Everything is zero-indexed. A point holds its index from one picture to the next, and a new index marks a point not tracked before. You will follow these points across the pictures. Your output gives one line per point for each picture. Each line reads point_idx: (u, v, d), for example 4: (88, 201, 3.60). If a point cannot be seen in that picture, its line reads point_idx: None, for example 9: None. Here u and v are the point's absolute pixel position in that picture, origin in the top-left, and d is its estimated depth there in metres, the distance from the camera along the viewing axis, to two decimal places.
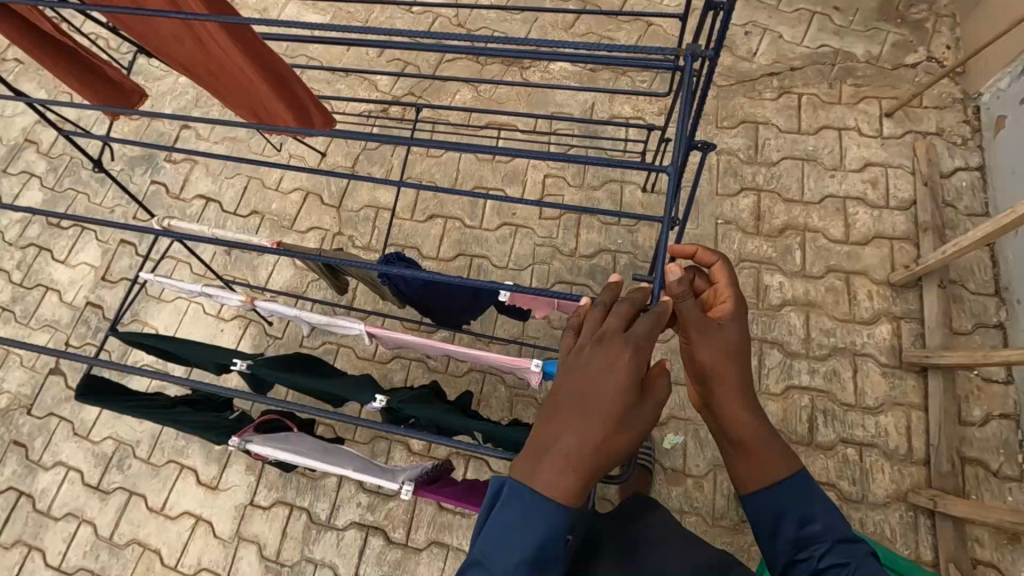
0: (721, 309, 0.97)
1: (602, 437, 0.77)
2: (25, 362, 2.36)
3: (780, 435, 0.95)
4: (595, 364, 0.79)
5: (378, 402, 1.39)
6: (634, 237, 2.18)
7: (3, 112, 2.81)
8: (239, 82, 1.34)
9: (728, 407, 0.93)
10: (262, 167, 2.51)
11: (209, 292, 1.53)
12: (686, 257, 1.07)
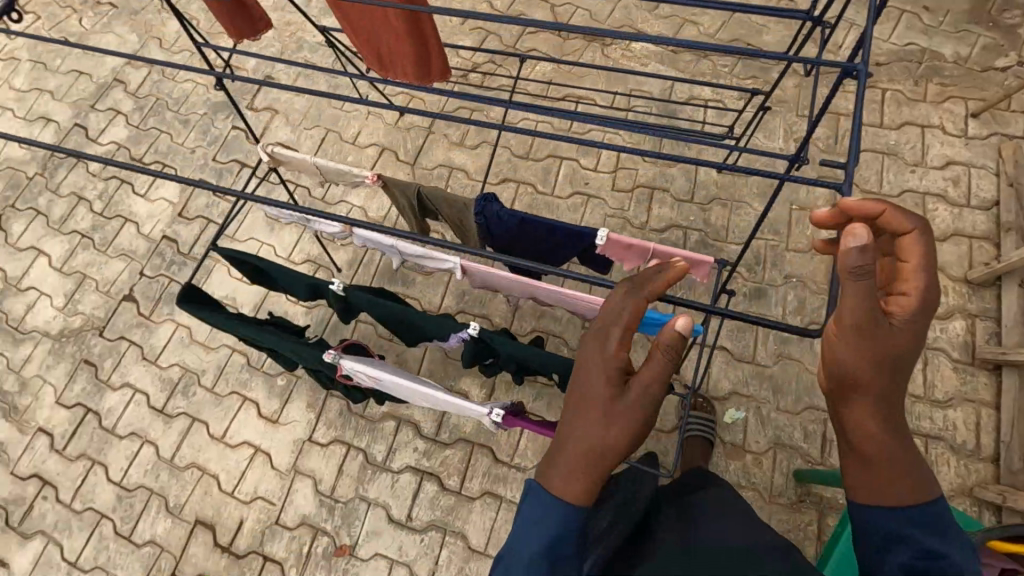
0: (902, 300, 0.74)
1: (598, 427, 0.80)
2: (101, 287, 2.45)
3: (909, 441, 0.77)
4: (587, 356, 0.84)
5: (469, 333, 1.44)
6: (706, 216, 2.20)
7: (96, 53, 2.92)
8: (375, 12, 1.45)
9: (860, 413, 0.77)
10: (340, 122, 2.58)
11: (310, 218, 1.59)
12: (875, 215, 0.79)
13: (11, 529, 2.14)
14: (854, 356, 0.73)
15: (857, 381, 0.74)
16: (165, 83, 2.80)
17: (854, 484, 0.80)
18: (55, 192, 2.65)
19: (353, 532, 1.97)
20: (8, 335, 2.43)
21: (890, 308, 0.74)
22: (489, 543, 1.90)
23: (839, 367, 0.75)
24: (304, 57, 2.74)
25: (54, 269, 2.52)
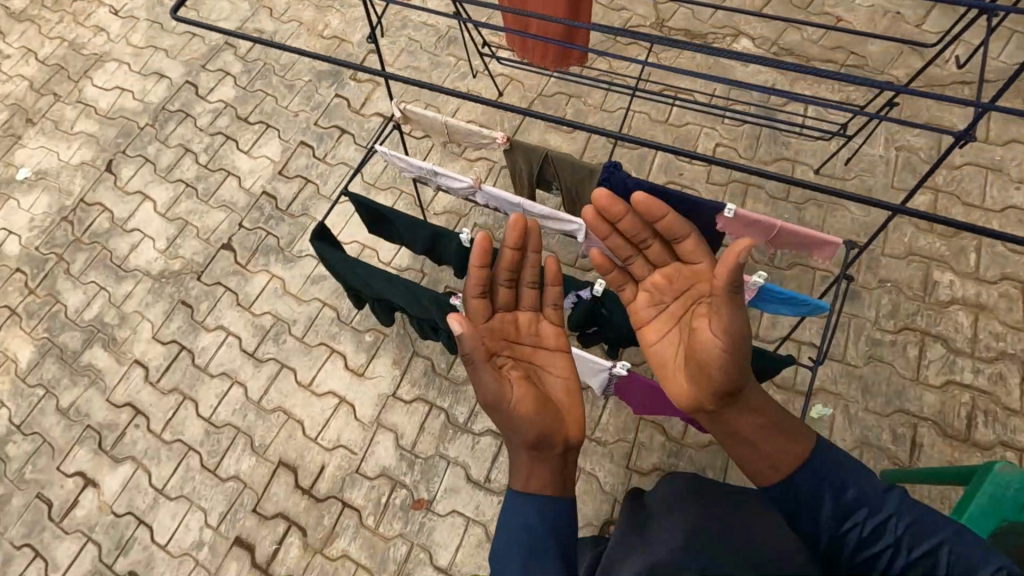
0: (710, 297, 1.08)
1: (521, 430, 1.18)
2: (201, 234, 2.57)
3: (777, 412, 1.07)
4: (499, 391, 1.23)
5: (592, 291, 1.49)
6: (801, 215, 2.21)
7: (210, 17, 3.08)
8: None
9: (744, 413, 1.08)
10: (440, 97, 2.67)
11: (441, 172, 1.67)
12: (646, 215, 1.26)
13: (103, 453, 2.24)
14: (727, 350, 1.05)
15: (726, 373, 1.06)
16: (272, 49, 2.94)
17: (761, 470, 1.06)
18: (164, 142, 2.79)
19: (432, 488, 2.02)
20: (112, 271, 2.56)
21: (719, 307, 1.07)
22: None
23: (717, 365, 1.06)
24: (408, 33, 2.85)
25: (159, 213, 2.64)
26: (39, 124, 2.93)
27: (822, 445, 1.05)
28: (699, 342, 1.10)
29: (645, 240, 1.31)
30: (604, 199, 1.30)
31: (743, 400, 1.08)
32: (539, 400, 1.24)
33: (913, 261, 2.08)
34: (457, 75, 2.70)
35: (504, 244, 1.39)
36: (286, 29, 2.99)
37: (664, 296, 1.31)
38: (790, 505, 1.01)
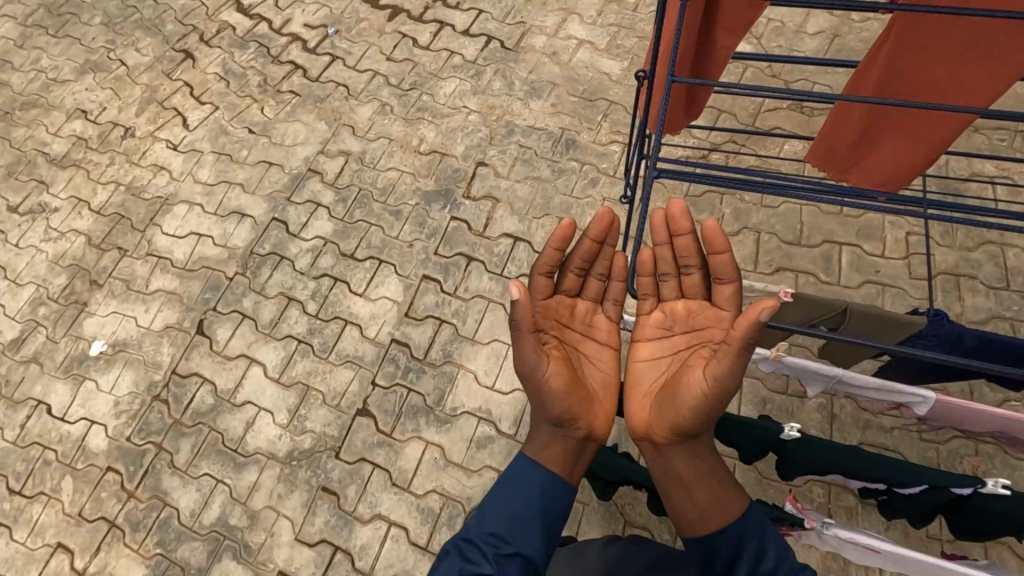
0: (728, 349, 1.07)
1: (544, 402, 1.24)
2: (328, 400, 2.20)
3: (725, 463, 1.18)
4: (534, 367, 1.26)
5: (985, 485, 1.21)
6: None
7: (286, 143, 2.80)
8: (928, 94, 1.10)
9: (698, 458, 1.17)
10: (574, 209, 2.42)
11: None
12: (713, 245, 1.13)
13: None
14: (708, 396, 1.10)
15: (703, 417, 1.11)
16: (366, 172, 2.65)
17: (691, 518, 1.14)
18: (261, 293, 2.45)
19: None
20: (228, 458, 2.16)
21: (732, 367, 1.07)
22: None
23: (692, 410, 1.11)
24: (517, 142, 2.60)
25: (272, 379, 2.27)
26: (107, 287, 2.56)
27: (753, 509, 1.12)
28: (682, 380, 1.15)
29: (687, 267, 1.20)
30: (677, 215, 1.15)
31: (695, 439, 1.17)
32: (574, 386, 1.27)
33: None
34: (586, 183, 2.46)
35: (585, 234, 1.32)
36: (375, 147, 2.71)
37: (672, 325, 1.24)
38: (710, 551, 1.11)
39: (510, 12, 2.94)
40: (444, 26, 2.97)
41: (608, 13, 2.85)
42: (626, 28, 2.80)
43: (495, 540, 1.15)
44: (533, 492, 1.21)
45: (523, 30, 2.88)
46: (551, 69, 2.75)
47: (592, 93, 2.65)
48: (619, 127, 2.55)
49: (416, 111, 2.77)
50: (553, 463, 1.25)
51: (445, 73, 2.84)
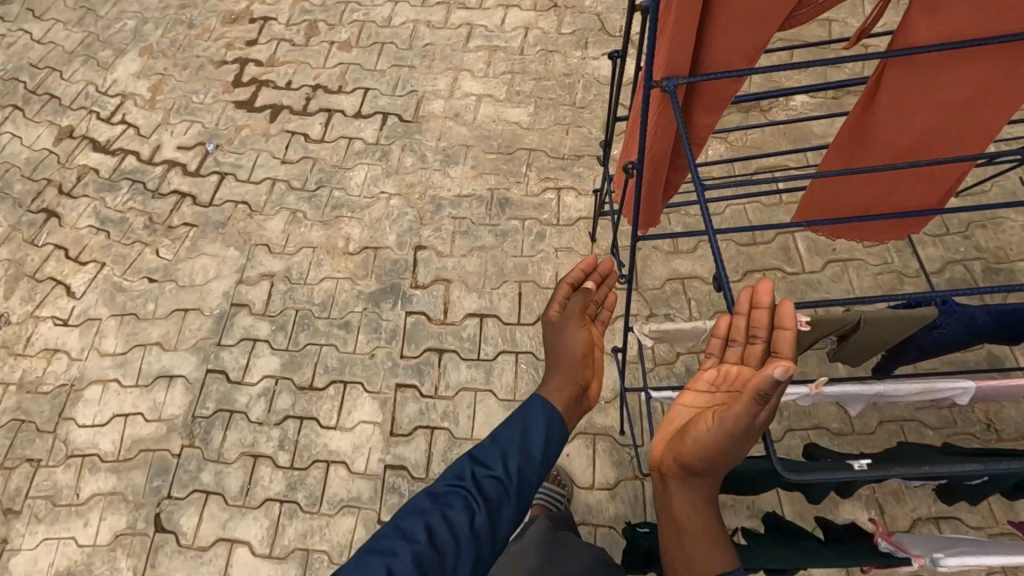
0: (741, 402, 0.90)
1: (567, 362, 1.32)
2: (337, 559, 1.94)
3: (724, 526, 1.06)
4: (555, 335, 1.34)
5: None
6: (974, 242, 2.10)
7: (197, 282, 2.49)
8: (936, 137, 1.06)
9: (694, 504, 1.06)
10: (530, 268, 2.32)
11: None
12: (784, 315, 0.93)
13: None
14: (717, 442, 0.95)
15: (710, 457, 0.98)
16: (298, 289, 2.42)
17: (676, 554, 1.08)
18: (219, 460, 2.14)
19: None
20: None
21: (738, 424, 0.90)
22: None
23: (701, 446, 0.99)
24: (449, 215, 2.47)
25: (263, 557, 1.97)
26: (27, 512, 2.13)
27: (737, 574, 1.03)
28: (695, 420, 1.02)
29: (755, 334, 0.98)
30: (764, 290, 0.97)
31: (704, 478, 1.03)
32: (585, 362, 1.34)
33: None
34: (533, 239, 2.37)
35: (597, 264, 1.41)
36: (299, 260, 2.48)
37: (719, 384, 1.03)
38: None
39: (398, 84, 2.82)
40: (333, 113, 2.79)
41: (497, 61, 2.80)
42: (520, 72, 2.76)
43: (505, 453, 1.26)
44: (539, 428, 1.28)
45: (417, 99, 2.77)
46: (459, 131, 2.66)
47: (509, 145, 2.58)
48: (546, 173, 2.49)
49: (332, 209, 2.57)
50: (559, 402, 1.31)
51: (351, 162, 2.66)
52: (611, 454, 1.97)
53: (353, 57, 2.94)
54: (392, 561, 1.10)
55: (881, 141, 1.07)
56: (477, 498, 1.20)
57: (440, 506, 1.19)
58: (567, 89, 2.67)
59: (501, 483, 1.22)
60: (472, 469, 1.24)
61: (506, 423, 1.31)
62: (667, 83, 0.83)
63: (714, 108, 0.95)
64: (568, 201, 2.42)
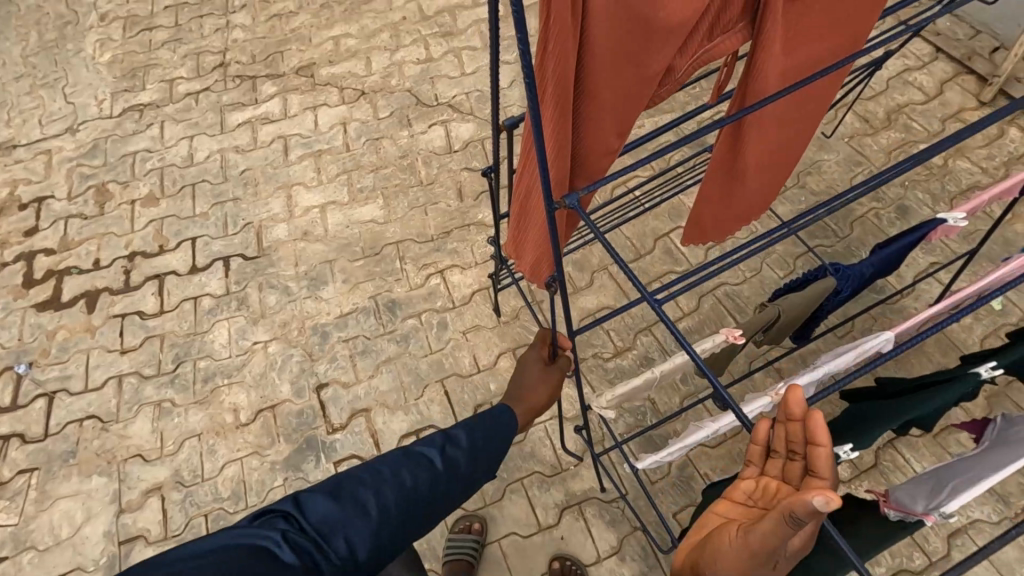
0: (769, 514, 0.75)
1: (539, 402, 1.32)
2: None
3: None
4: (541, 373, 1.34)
5: (984, 370, 1.20)
6: (809, 187, 2.34)
7: (63, 536, 2.00)
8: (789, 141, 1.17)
9: None
10: (446, 362, 2.18)
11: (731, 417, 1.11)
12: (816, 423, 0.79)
13: None
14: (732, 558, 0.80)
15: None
16: (198, 490, 2.04)
17: None
18: None
19: None
20: None
21: (764, 538, 0.75)
22: None
23: (714, 563, 0.84)
24: (339, 339, 2.26)
25: None
26: None
27: None
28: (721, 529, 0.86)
29: (794, 448, 0.83)
30: (793, 397, 0.83)
31: None
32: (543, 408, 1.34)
33: (900, 155, 2.37)
34: (436, 330, 2.24)
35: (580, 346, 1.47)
36: (186, 455, 2.10)
37: (755, 496, 0.87)
38: None
39: (228, 222, 2.55)
40: (164, 277, 2.44)
41: (326, 165, 2.65)
42: (354, 168, 2.63)
43: (477, 442, 1.16)
44: (502, 437, 1.21)
45: (256, 230, 2.52)
46: (316, 249, 2.45)
47: (373, 245, 2.44)
48: (423, 259, 2.39)
49: (204, 382, 2.22)
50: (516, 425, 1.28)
51: (206, 323, 2.33)
52: (603, 515, 1.89)
53: (164, 210, 2.61)
54: (347, 496, 1.02)
55: (752, 159, 1.14)
56: (444, 458, 1.11)
57: (408, 459, 1.09)
58: (409, 171, 2.60)
59: (466, 457, 1.14)
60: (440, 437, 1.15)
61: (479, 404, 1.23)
62: (566, 200, 0.88)
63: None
64: (455, 280, 2.33)
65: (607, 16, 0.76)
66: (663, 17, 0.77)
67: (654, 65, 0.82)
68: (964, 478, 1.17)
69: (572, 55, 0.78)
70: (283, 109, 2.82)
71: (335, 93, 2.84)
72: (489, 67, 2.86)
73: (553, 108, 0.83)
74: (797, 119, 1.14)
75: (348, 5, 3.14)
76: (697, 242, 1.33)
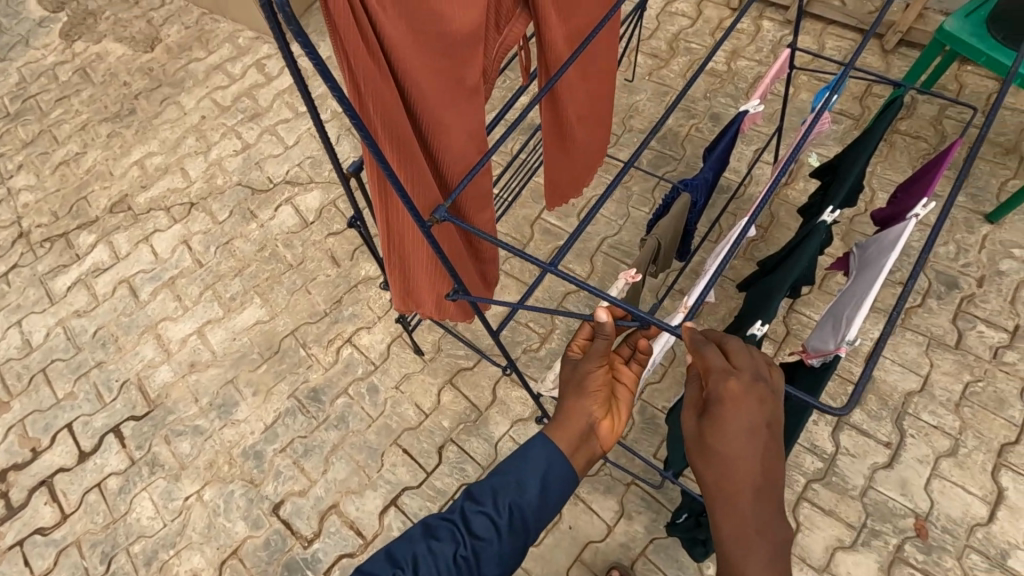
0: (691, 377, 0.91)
1: (574, 409, 1.06)
2: None
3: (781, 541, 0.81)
4: (568, 378, 1.10)
5: (828, 216, 1.40)
6: (637, 127, 2.57)
7: None
8: (595, 84, 1.27)
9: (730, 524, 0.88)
10: (392, 421, 2.12)
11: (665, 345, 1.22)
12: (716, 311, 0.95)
13: None
14: (692, 440, 0.86)
15: (712, 476, 0.83)
16: None
17: None
18: None
19: (902, 506, 1.80)
20: None
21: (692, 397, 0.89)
22: (918, 373, 1.97)
23: None
24: (275, 452, 2.11)
25: None
26: None
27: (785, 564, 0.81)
28: None
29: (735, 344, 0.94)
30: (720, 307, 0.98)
31: None
32: (584, 408, 1.06)
33: (694, 74, 2.68)
34: (369, 397, 2.17)
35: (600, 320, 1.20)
36: None
37: None
38: None
39: (101, 389, 2.30)
40: (53, 479, 2.15)
41: (185, 288, 2.47)
42: (214, 280, 2.48)
43: (507, 498, 1.00)
44: (534, 480, 1.01)
45: (137, 386, 2.29)
46: (211, 375, 2.28)
47: (270, 344, 2.31)
48: (326, 336, 2.30)
49: (148, 563, 1.98)
50: (563, 438, 1.04)
51: (121, 505, 2.08)
52: (597, 488, 1.94)
53: (21, 411, 2.29)
54: None
55: (571, 110, 1.23)
56: (465, 535, 0.97)
57: (426, 538, 0.97)
58: (274, 259, 2.50)
59: (497, 530, 0.97)
60: (466, 503, 1.01)
61: (517, 451, 1.04)
62: (437, 216, 0.92)
63: (481, 205, 1.07)
64: (366, 341, 2.28)
65: (410, 49, 0.79)
66: (458, 28, 0.81)
67: (471, 76, 0.89)
68: (850, 301, 1.37)
69: (391, 95, 0.80)
70: (112, 254, 2.59)
71: (162, 215, 2.66)
72: (310, 131, 2.82)
73: (394, 148, 0.85)
74: (593, 69, 1.24)
75: (137, 124, 2.95)
76: (559, 206, 1.42)
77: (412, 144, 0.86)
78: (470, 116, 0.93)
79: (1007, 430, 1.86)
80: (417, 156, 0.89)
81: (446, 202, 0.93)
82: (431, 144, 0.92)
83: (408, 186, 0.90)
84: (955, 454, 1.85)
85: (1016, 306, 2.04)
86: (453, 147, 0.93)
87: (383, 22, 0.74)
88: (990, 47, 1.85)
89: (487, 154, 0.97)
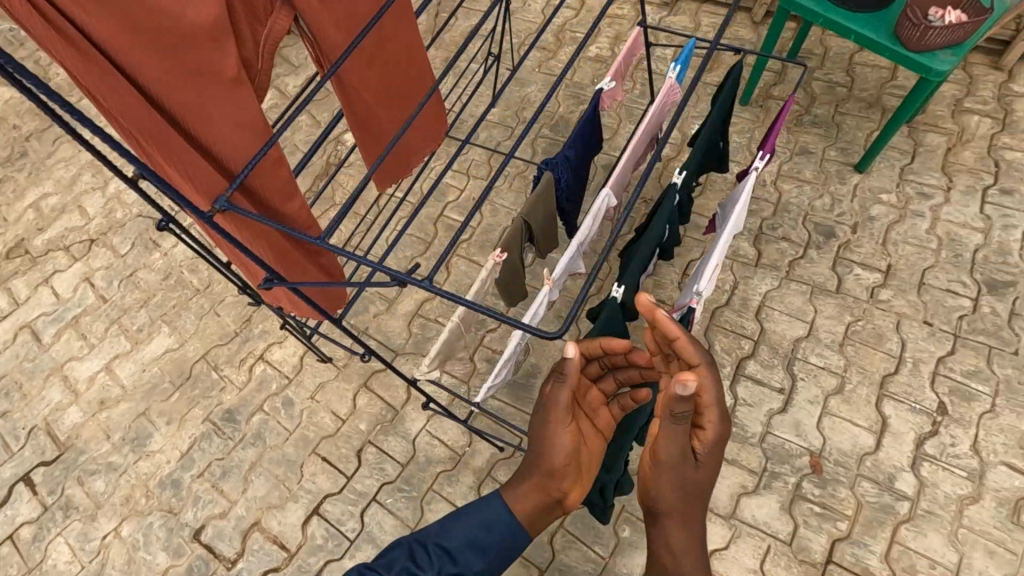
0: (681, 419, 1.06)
1: (544, 476, 1.18)
2: None
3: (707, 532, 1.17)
4: (541, 444, 1.17)
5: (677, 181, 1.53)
6: (530, 118, 2.64)
7: None
8: (394, 67, 1.30)
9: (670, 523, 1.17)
10: (309, 431, 2.12)
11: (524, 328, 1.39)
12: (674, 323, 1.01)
13: None
14: (678, 477, 1.06)
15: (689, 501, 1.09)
16: None
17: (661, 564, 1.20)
18: None
19: (797, 446, 1.90)
20: None
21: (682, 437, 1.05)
22: (803, 320, 2.08)
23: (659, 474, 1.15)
24: (193, 478, 2.09)
25: None
26: None
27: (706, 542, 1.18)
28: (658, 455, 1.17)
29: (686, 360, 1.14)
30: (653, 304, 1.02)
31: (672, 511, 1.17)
32: (564, 472, 1.18)
33: (581, 62, 2.77)
34: (284, 410, 2.17)
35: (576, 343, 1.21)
36: None
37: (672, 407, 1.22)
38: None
39: (7, 439, 2.23)
40: None
41: (90, 325, 2.42)
42: (120, 313, 2.43)
43: (445, 562, 1.19)
44: (475, 543, 1.21)
45: (45, 430, 2.23)
46: (122, 409, 2.24)
47: (181, 372, 2.28)
48: (238, 355, 2.29)
49: None
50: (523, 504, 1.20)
51: (36, 553, 2.02)
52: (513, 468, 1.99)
53: None
54: None
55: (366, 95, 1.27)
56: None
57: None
58: (180, 285, 2.47)
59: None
60: (404, 561, 1.19)
61: (461, 516, 1.23)
62: (217, 205, 0.96)
63: (285, 197, 1.10)
64: (278, 356, 2.27)
65: (137, 46, 0.84)
66: (189, 22, 0.87)
67: (225, 66, 0.93)
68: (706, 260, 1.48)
69: (130, 94, 0.85)
70: (11, 300, 2.52)
71: (61, 255, 2.60)
72: None
73: (151, 142, 0.89)
74: (389, 54, 1.27)
75: (30, 166, 2.88)
76: (390, 183, 1.49)
77: (175, 138, 0.91)
78: (235, 108, 0.97)
79: (886, 362, 1.98)
80: (184, 150, 0.92)
81: (227, 191, 0.97)
82: (200, 138, 0.96)
83: (179, 175, 0.94)
84: (842, 391, 1.96)
85: (888, 247, 2.17)
86: (224, 140, 0.98)
87: (93, 25, 0.80)
88: (826, 9, 1.93)
89: (270, 144, 1.00)
